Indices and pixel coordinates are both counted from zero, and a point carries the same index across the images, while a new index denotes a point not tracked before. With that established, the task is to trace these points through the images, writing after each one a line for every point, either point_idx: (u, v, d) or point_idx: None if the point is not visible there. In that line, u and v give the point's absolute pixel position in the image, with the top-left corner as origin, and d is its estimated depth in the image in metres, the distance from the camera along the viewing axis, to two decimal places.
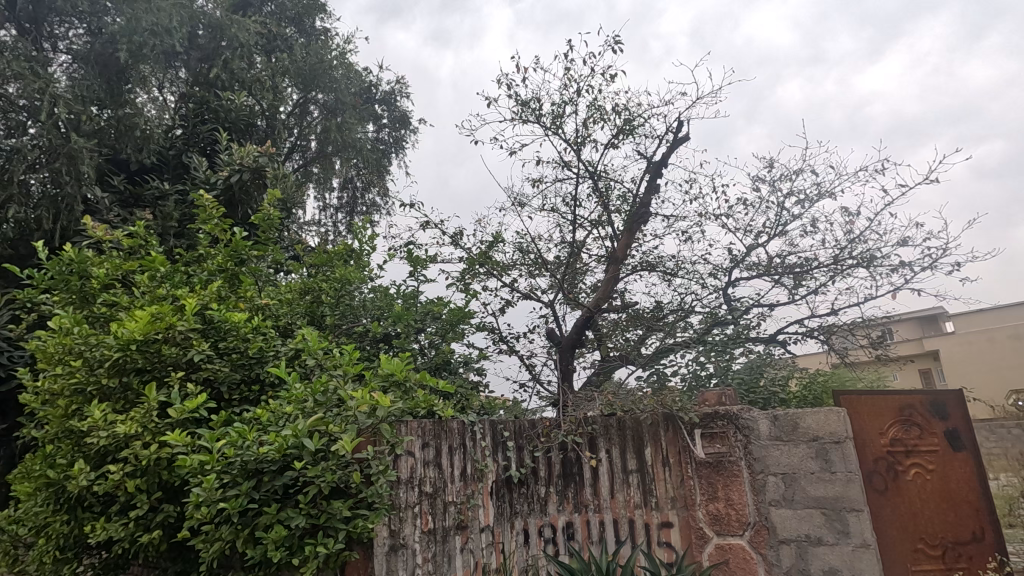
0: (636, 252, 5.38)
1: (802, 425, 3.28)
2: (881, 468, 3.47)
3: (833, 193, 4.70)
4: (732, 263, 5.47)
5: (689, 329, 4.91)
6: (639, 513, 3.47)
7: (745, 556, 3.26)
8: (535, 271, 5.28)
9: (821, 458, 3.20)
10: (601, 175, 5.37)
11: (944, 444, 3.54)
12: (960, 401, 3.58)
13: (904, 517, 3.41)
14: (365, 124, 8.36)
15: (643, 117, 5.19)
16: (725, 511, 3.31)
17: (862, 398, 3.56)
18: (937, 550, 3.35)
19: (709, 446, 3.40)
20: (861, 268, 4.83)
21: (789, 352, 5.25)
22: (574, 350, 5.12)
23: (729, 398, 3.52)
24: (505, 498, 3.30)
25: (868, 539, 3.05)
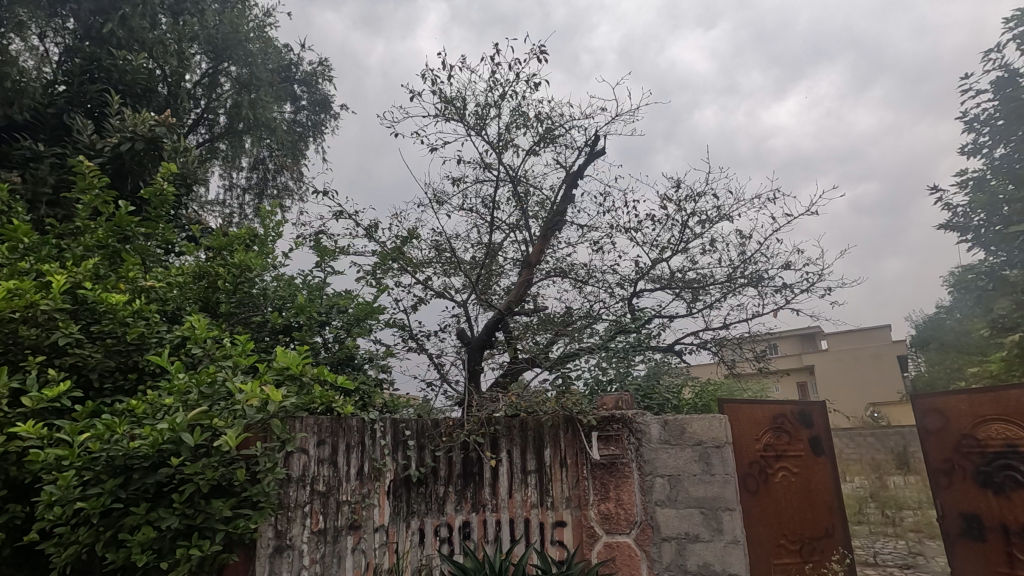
0: (550, 258, 5.55)
1: (688, 430, 3.52)
2: (755, 470, 3.78)
3: (730, 216, 5.07)
4: (638, 275, 5.77)
5: (595, 335, 5.07)
6: (535, 512, 3.56)
7: (630, 553, 3.41)
8: (449, 270, 5.28)
9: (704, 461, 3.45)
10: (520, 180, 5.46)
11: (807, 449, 3.98)
12: (823, 411, 4.06)
13: (771, 516, 3.73)
14: (281, 103, 7.94)
15: (564, 127, 5.34)
16: (614, 510, 3.48)
17: (742, 406, 3.87)
18: (795, 544, 3.72)
19: (604, 449, 3.58)
20: (751, 286, 5.25)
21: (684, 361, 5.61)
22: (482, 351, 5.16)
23: (625, 403, 3.74)
24: (402, 498, 3.30)
25: (738, 536, 3.31)
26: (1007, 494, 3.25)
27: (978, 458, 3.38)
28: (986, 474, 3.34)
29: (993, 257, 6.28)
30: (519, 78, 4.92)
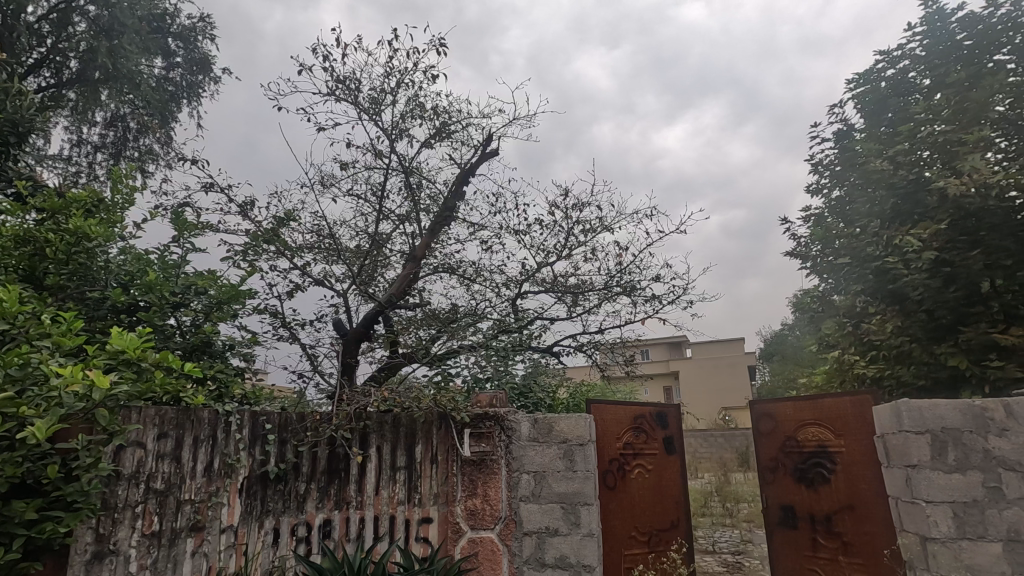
0: (437, 253, 5.52)
1: (555, 428, 3.67)
2: (614, 467, 4.04)
3: (610, 227, 5.37)
4: (524, 276, 5.92)
5: (478, 333, 5.10)
6: (401, 509, 3.51)
7: (492, 548, 3.53)
8: (330, 258, 5.05)
9: (567, 458, 3.61)
10: (413, 171, 5.35)
11: (661, 448, 4.32)
12: (677, 414, 4.43)
13: (625, 510, 3.99)
14: (150, 56, 7.07)
15: (461, 123, 5.34)
16: (481, 507, 3.59)
17: (606, 407, 4.12)
18: (644, 536, 4.02)
19: (475, 445, 3.67)
20: (624, 295, 5.60)
21: (560, 362, 5.84)
22: (360, 343, 4.99)
23: (500, 400, 3.78)
24: (257, 496, 3.01)
25: (593, 529, 3.47)
26: (816, 488, 3.74)
27: (797, 456, 3.88)
28: (802, 470, 3.84)
29: (825, 283, 7.24)
30: (418, 67, 4.81)
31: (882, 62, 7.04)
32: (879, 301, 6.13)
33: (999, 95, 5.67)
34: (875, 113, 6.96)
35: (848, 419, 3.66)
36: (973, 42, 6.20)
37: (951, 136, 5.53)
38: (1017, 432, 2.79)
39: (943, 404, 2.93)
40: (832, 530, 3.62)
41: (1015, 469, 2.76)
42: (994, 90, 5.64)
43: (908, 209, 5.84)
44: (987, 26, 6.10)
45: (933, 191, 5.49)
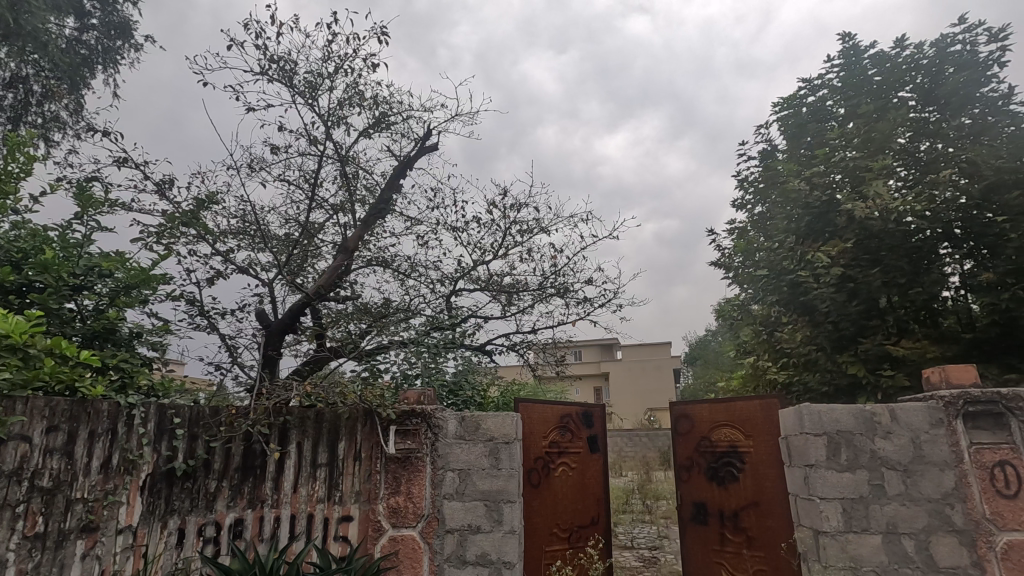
0: (370, 246, 5.40)
1: (483, 426, 3.69)
2: (539, 465, 4.10)
3: (547, 229, 5.46)
4: (459, 274, 5.90)
5: (410, 329, 5.02)
6: (320, 508, 3.40)
7: (414, 547, 3.48)
8: (256, 246, 4.82)
9: (492, 456, 3.63)
10: (349, 161, 5.21)
11: (586, 446, 4.43)
12: (602, 414, 4.56)
13: (548, 507, 4.06)
14: (61, 14, 6.48)
15: (401, 115, 5.25)
16: (403, 505, 3.54)
17: (534, 406, 4.19)
18: (565, 532, 4.11)
19: (401, 442, 3.62)
20: (557, 296, 5.71)
21: (492, 361, 5.87)
22: (284, 336, 4.79)
23: (428, 398, 3.76)
24: (161, 494, 2.83)
25: (515, 526, 3.51)
26: (726, 485, 3.96)
27: (710, 455, 4.10)
28: (714, 469, 4.06)
29: (744, 293, 7.68)
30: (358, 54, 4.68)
31: (804, 89, 7.56)
32: (791, 311, 6.58)
33: (901, 128, 6.21)
34: (795, 136, 7.46)
35: (758, 421, 3.89)
36: (882, 77, 6.76)
37: (859, 162, 6.00)
38: (897, 435, 3.13)
39: (839, 408, 3.19)
40: (739, 525, 3.84)
41: (894, 468, 3.08)
42: (897, 123, 6.17)
43: (820, 227, 6.27)
44: (894, 64, 6.67)
45: (842, 212, 5.94)
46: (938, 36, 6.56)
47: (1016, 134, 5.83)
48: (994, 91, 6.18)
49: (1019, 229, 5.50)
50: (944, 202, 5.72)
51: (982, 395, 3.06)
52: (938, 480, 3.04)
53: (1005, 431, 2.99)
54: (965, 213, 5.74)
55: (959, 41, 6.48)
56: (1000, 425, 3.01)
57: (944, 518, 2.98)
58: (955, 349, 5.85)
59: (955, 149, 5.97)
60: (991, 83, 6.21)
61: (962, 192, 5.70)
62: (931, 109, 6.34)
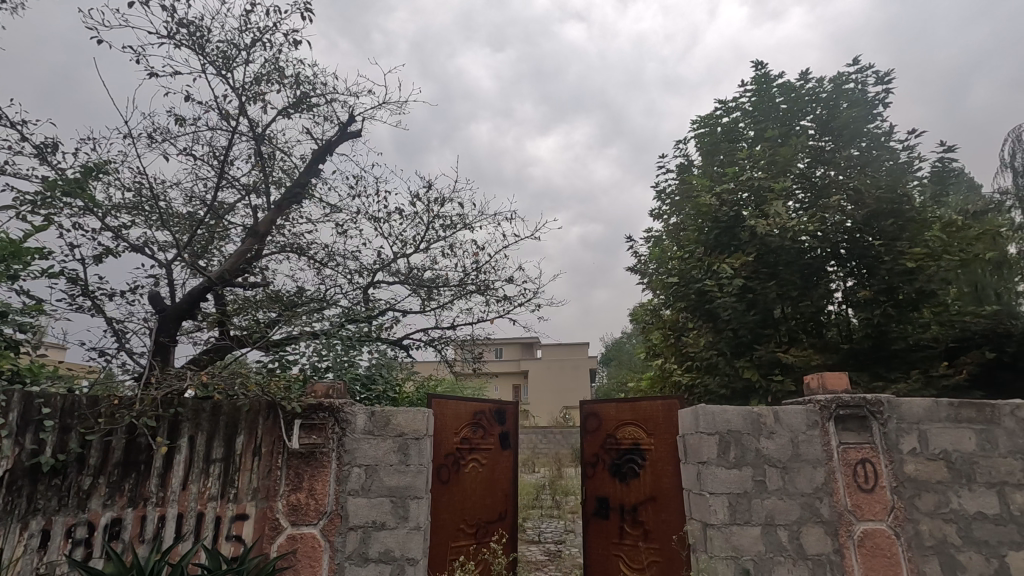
0: (284, 231, 5.15)
1: (392, 422, 3.62)
2: (449, 461, 4.10)
3: (470, 226, 5.47)
4: (379, 265, 5.77)
5: (324, 320, 4.82)
6: (212, 506, 3.20)
7: (313, 544, 3.35)
8: (154, 223, 4.45)
9: (401, 452, 3.58)
10: (265, 140, 4.94)
11: (497, 443, 4.47)
12: (515, 410, 4.62)
13: (456, 503, 4.07)
14: None
15: (324, 97, 5.05)
16: (305, 501, 3.41)
17: (446, 401, 4.19)
18: (472, 528, 4.13)
19: (305, 437, 3.48)
20: (477, 293, 5.72)
21: (409, 356, 5.79)
22: (180, 322, 4.45)
23: (337, 392, 3.65)
24: (22, 493, 2.56)
25: (421, 522, 3.49)
26: (627, 481, 4.15)
27: (615, 452, 4.28)
28: (617, 465, 4.23)
29: (656, 299, 8.07)
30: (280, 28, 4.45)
31: (720, 110, 8.05)
32: (697, 318, 6.99)
33: (801, 154, 6.78)
34: (709, 153, 7.92)
35: (659, 420, 4.10)
36: (787, 106, 7.34)
37: (763, 183, 6.48)
38: (779, 435, 3.41)
39: (731, 409, 3.42)
40: (637, 519, 4.04)
41: (775, 465, 3.36)
42: (797, 149, 6.72)
43: (726, 240, 6.69)
44: (798, 94, 7.25)
45: (746, 227, 6.39)
46: (835, 73, 7.21)
47: (894, 167, 6.53)
48: (879, 128, 6.90)
49: (891, 253, 6.17)
50: (833, 225, 6.30)
51: (852, 400, 3.46)
52: (811, 475, 3.36)
53: (867, 432, 3.44)
54: (850, 236, 6.34)
55: (853, 80, 7.16)
56: (864, 427, 3.46)
57: (814, 510, 3.30)
58: (835, 358, 6.46)
59: (844, 177, 6.58)
60: (877, 120, 6.93)
61: (848, 216, 6.31)
62: (827, 139, 6.97)
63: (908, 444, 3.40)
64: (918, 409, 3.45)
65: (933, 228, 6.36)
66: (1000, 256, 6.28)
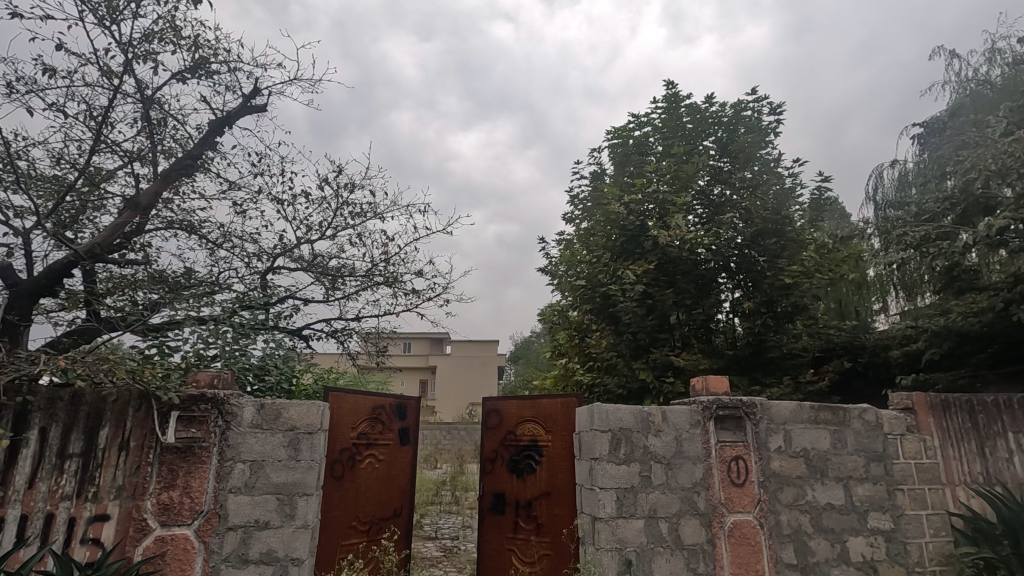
0: (172, 205, 4.73)
1: (284, 415, 3.43)
2: (344, 456, 3.97)
3: (381, 216, 5.32)
4: (280, 250, 5.46)
5: (214, 305, 4.48)
6: (65, 506, 2.89)
7: (185, 547, 3.09)
8: (11, 184, 3.90)
9: (291, 447, 3.40)
10: (155, 104, 4.50)
11: (396, 439, 4.38)
12: (417, 406, 4.55)
13: (349, 500, 3.94)
14: None
15: (226, 64, 4.69)
16: (178, 500, 3.11)
17: (344, 395, 4.05)
18: (365, 525, 4.01)
19: (183, 430, 3.18)
20: (384, 285, 5.58)
21: (308, 346, 5.53)
22: (37, 298, 3.94)
23: (223, 382, 3.38)
24: None
25: (309, 520, 3.33)
26: (523, 477, 4.23)
27: (513, 449, 4.34)
28: (515, 462, 4.31)
29: (564, 300, 8.30)
30: None
31: (633, 123, 8.43)
32: (600, 320, 7.27)
33: (702, 172, 7.27)
34: (621, 163, 8.25)
35: (557, 418, 4.22)
36: (693, 125, 7.83)
37: (667, 197, 6.85)
38: (665, 433, 3.63)
39: (623, 408, 3.58)
40: (531, 514, 4.13)
41: (660, 461, 3.57)
42: (699, 167, 7.19)
43: (632, 248, 7.00)
44: (703, 116, 7.75)
45: (650, 237, 6.72)
46: (736, 100, 7.79)
47: (780, 191, 7.18)
48: (770, 154, 7.55)
49: (773, 269, 6.78)
50: (726, 241, 6.80)
51: (730, 401, 3.76)
52: (691, 471, 3.60)
53: (742, 431, 3.75)
54: (740, 251, 6.88)
55: (750, 108, 7.79)
56: (739, 426, 3.77)
57: (691, 503, 3.55)
58: (721, 363, 6.98)
59: (737, 197, 7.13)
60: (768, 147, 7.58)
61: (739, 233, 6.85)
62: (725, 160, 7.50)
63: (776, 442, 3.76)
64: (785, 411, 3.82)
65: (808, 249, 7.07)
66: (861, 277, 7.10)
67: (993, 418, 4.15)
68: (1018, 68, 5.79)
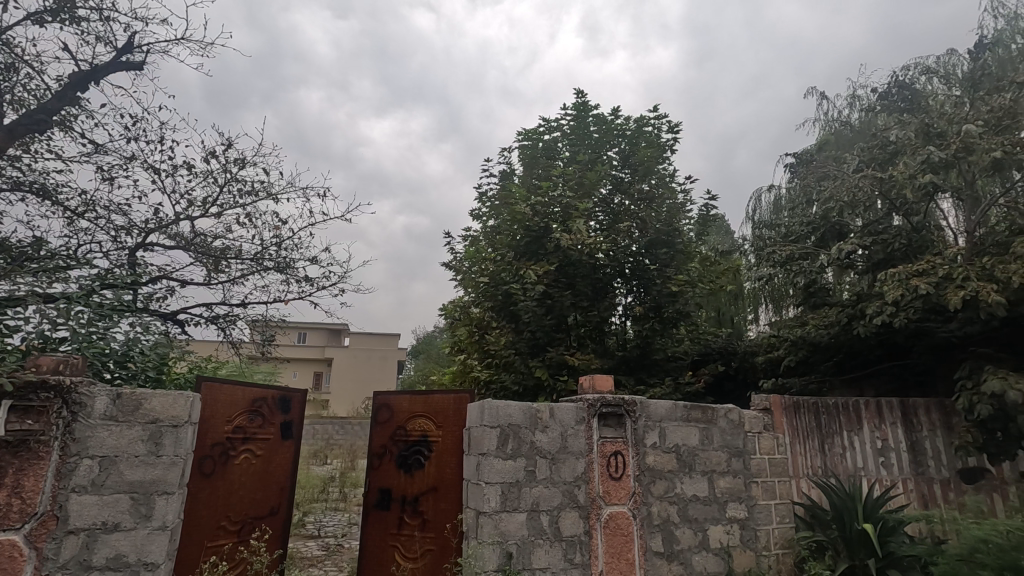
0: (20, 164, 4.13)
1: (144, 407, 3.11)
2: (215, 452, 3.69)
3: (275, 196, 5.01)
4: (156, 225, 4.96)
5: (69, 282, 3.97)
6: None
7: (11, 555, 2.70)
8: None
9: (152, 441, 3.09)
10: (2, 45, 3.90)
11: (277, 433, 4.13)
12: (302, 399, 4.32)
13: (219, 498, 3.67)
14: None
15: (96, 11, 4.17)
16: (4, 502, 2.73)
17: (219, 385, 3.76)
18: (236, 525, 3.76)
19: (15, 423, 2.80)
20: (274, 271, 5.25)
21: (184, 332, 5.08)
22: None
23: (71, 368, 3.01)
24: None
25: (168, 521, 3.05)
26: (411, 473, 4.18)
27: (402, 444, 4.27)
28: (403, 457, 4.24)
29: (466, 296, 8.29)
30: None
31: (543, 127, 8.60)
32: (501, 317, 7.37)
33: (604, 181, 7.59)
34: (529, 165, 8.39)
35: (448, 413, 4.20)
36: (599, 135, 8.14)
37: (571, 202, 7.07)
38: (551, 429, 3.75)
39: (513, 404, 3.64)
40: (417, 510, 4.09)
41: (544, 456, 3.68)
42: (601, 176, 7.50)
43: (534, 249, 7.13)
44: (608, 127, 8.09)
45: (552, 240, 6.90)
46: (639, 115, 8.22)
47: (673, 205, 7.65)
48: (665, 169, 8.04)
49: (662, 277, 7.24)
50: (622, 248, 7.15)
51: (613, 399, 3.96)
52: (573, 465, 3.75)
53: (622, 428, 3.97)
54: (635, 259, 7.26)
55: (651, 124, 8.25)
56: (620, 423, 3.98)
57: (572, 496, 3.70)
58: (611, 363, 7.34)
59: (634, 207, 7.51)
60: (665, 163, 8.07)
61: (634, 241, 7.22)
62: (626, 171, 7.87)
63: (651, 438, 4.02)
64: (661, 409, 4.10)
65: (694, 260, 7.62)
66: (737, 289, 7.77)
67: (833, 419, 4.71)
68: (871, 114, 6.64)
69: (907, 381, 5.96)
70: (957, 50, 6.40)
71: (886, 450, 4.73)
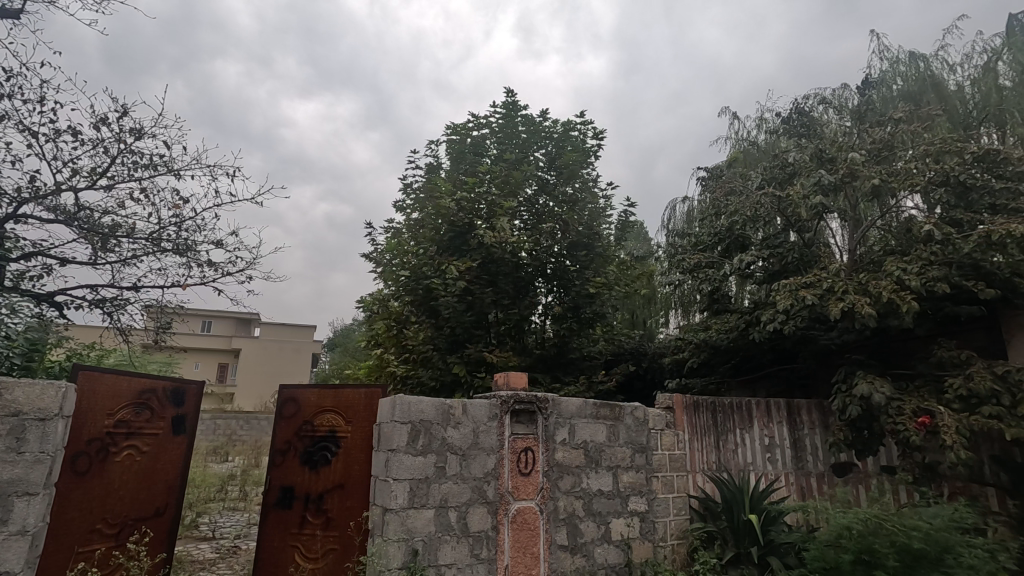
0: None
1: (5, 397, 2.77)
2: (92, 448, 3.35)
3: (177, 173, 4.63)
4: (32, 195, 4.44)
5: None
6: None
7: None
8: None
9: (13, 437, 2.76)
10: None
11: (167, 429, 3.82)
12: (198, 392, 4.02)
13: (94, 499, 3.34)
14: None
15: None
16: None
17: (100, 375, 3.42)
18: (113, 528, 3.44)
19: None
20: (172, 254, 4.85)
21: (62, 316, 4.57)
22: None
23: None
24: None
25: (29, 525, 2.73)
26: (317, 470, 4.02)
27: (309, 440, 4.10)
28: (309, 453, 4.07)
29: (385, 289, 8.09)
30: None
31: (472, 123, 8.56)
32: (421, 312, 7.26)
33: (530, 181, 7.69)
34: (456, 160, 8.33)
35: (359, 408, 4.08)
36: (527, 135, 8.21)
37: (496, 200, 7.08)
38: (464, 425, 3.74)
39: (426, 400, 3.60)
40: (321, 508, 3.94)
41: (455, 452, 3.67)
42: (526, 176, 7.59)
43: (457, 244, 7.08)
44: (537, 128, 8.18)
45: (475, 236, 6.88)
46: (567, 119, 8.39)
47: (594, 209, 7.86)
48: (589, 174, 8.26)
49: (581, 277, 7.47)
50: (544, 248, 7.28)
51: (526, 397, 4.02)
52: (483, 461, 3.76)
53: (533, 425, 4.04)
54: (556, 259, 7.42)
55: (578, 129, 8.45)
56: (532, 420, 4.05)
57: (481, 492, 3.71)
58: (529, 361, 7.44)
59: (558, 208, 7.66)
60: (589, 168, 8.29)
61: (556, 241, 7.37)
62: (551, 173, 8.00)
63: (561, 435, 4.12)
64: (572, 407, 4.21)
65: (612, 263, 7.89)
66: (650, 293, 8.12)
67: (728, 417, 5.04)
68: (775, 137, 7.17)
69: (793, 383, 6.50)
70: (849, 85, 7.07)
71: (772, 446, 5.14)
